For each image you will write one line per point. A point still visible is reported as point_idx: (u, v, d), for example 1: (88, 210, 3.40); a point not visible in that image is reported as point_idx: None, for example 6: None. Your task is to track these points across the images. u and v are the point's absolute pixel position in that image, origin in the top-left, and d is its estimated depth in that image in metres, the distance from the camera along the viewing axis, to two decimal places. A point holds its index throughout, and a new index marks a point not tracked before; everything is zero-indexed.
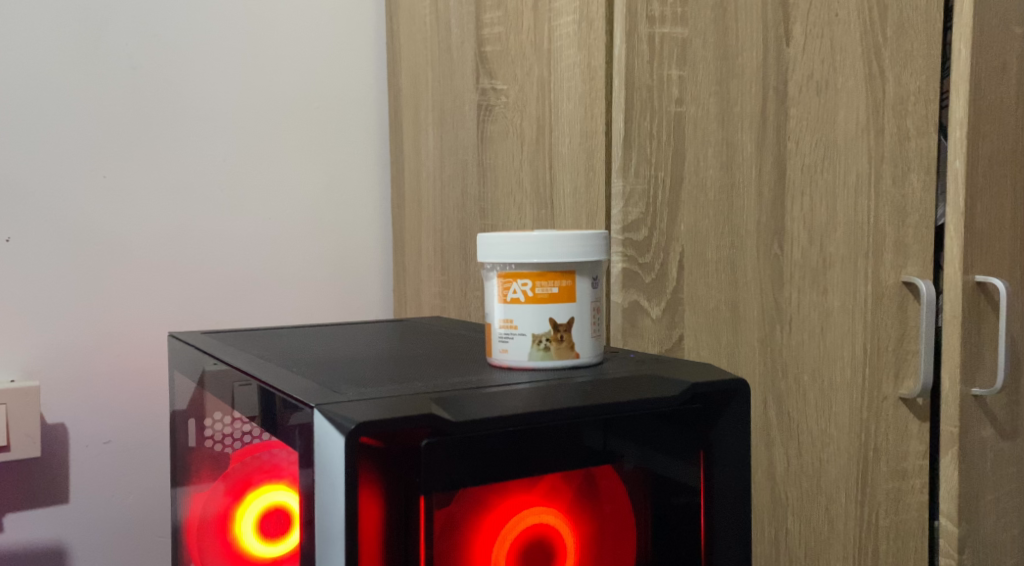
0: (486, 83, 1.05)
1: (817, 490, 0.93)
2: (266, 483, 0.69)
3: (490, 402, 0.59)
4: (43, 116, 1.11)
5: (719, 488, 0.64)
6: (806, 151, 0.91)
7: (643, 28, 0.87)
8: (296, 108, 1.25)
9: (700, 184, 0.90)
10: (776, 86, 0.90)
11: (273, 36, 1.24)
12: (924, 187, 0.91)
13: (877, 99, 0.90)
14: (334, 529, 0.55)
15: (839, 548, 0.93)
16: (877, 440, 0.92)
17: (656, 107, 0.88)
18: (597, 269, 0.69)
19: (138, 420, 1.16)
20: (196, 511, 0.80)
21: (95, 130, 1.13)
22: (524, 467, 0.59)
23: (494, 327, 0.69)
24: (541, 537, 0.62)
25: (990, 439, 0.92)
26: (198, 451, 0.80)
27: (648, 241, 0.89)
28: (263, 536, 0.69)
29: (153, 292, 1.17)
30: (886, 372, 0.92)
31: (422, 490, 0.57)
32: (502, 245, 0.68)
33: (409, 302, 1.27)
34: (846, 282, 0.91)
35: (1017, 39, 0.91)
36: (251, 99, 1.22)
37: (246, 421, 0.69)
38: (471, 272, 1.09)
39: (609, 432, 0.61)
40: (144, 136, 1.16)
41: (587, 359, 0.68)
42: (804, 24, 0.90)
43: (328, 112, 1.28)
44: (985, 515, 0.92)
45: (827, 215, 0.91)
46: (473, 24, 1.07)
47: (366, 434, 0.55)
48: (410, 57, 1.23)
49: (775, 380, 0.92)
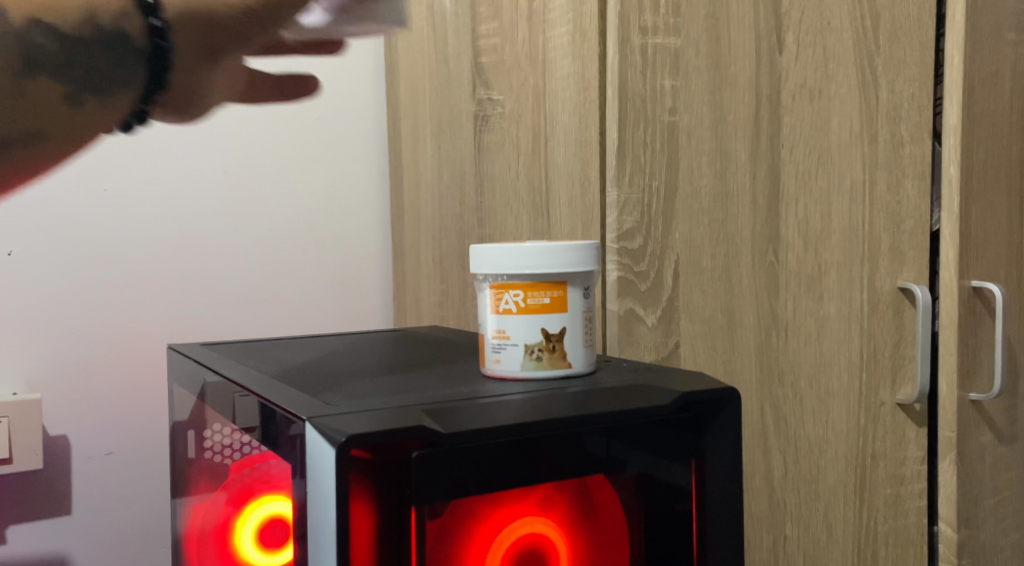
0: (483, 94, 1.06)
1: (815, 497, 0.92)
2: (264, 494, 0.69)
3: (483, 413, 0.60)
4: None
5: (711, 498, 0.65)
6: (801, 158, 0.91)
7: (636, 39, 0.88)
8: (297, 118, 1.27)
9: (694, 193, 0.92)
10: (769, 94, 0.90)
11: None
12: (918, 194, 0.91)
13: (870, 108, 0.89)
14: (325, 539, 0.55)
15: (838, 554, 0.92)
16: (875, 445, 0.91)
17: (650, 116, 0.90)
18: (588, 280, 0.70)
19: (139, 431, 1.17)
20: (196, 522, 0.81)
21: None
22: (518, 476, 0.60)
23: (487, 338, 0.70)
24: (534, 545, 0.63)
25: (989, 444, 0.92)
26: (198, 463, 0.81)
27: (643, 250, 0.91)
28: (262, 546, 0.70)
29: (154, 305, 1.18)
30: (883, 379, 0.91)
31: (414, 502, 0.57)
32: (494, 256, 0.68)
33: (409, 312, 1.28)
34: (843, 289, 0.91)
35: (1009, 46, 0.91)
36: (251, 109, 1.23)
37: (243, 433, 0.69)
38: (468, 280, 1.09)
39: (607, 440, 0.62)
40: (144, 148, 1.17)
41: (580, 369, 0.69)
42: (796, 32, 0.90)
43: (330, 123, 1.29)
44: (985, 520, 0.92)
45: (823, 222, 0.91)
46: (469, 35, 1.08)
47: (357, 446, 0.55)
48: (407, 66, 1.24)
49: (771, 387, 0.92)
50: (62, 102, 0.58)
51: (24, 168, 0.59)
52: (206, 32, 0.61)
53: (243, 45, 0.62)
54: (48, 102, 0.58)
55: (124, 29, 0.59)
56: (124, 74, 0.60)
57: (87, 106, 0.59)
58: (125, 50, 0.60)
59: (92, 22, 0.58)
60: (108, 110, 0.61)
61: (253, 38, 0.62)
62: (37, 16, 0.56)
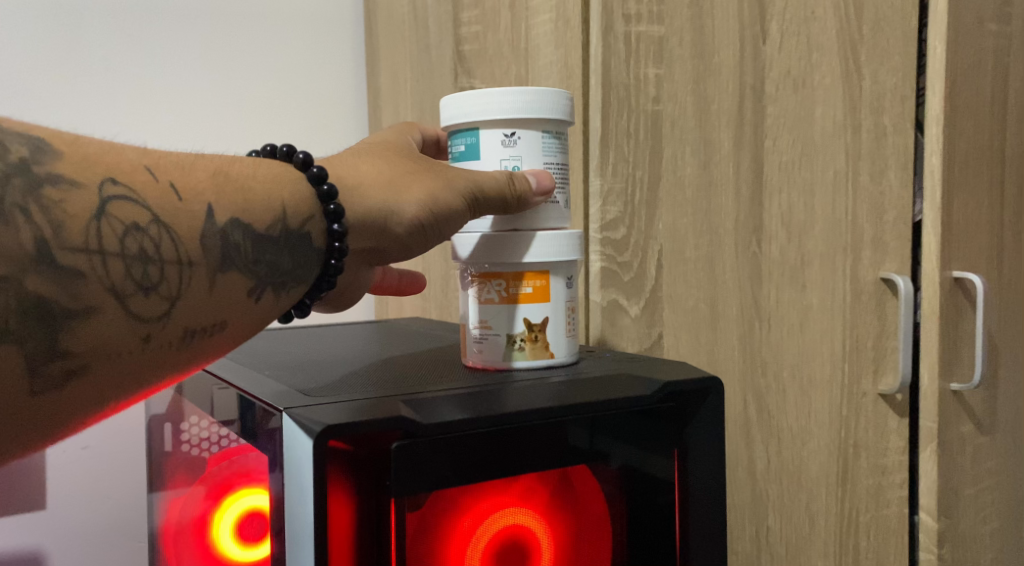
0: (465, 82, 1.05)
1: (798, 487, 0.91)
2: (243, 488, 0.68)
3: (465, 402, 0.60)
4: (17, 105, 1.16)
5: (694, 485, 0.65)
6: (784, 148, 0.89)
7: (619, 27, 0.87)
8: (280, 97, 1.32)
9: (678, 183, 0.91)
10: (753, 84, 0.89)
11: (257, 31, 1.30)
12: (902, 184, 0.88)
13: (853, 97, 0.88)
14: (303, 530, 0.54)
15: (820, 545, 0.91)
16: (857, 435, 0.90)
17: (633, 106, 0.89)
18: (571, 270, 0.71)
19: (114, 422, 1.18)
20: (173, 517, 0.80)
21: (66, 120, 1.19)
22: (502, 467, 0.59)
23: (470, 329, 0.71)
24: (516, 537, 0.63)
25: (970, 434, 0.91)
26: (173, 456, 0.80)
27: (627, 240, 0.90)
28: (240, 539, 0.70)
29: None
30: (865, 365, 0.90)
31: (393, 495, 0.56)
32: (476, 246, 0.70)
33: (391, 304, 1.27)
34: (825, 280, 0.89)
35: (992, 36, 0.89)
36: (232, 89, 1.29)
37: (222, 425, 0.68)
38: (450, 271, 1.07)
39: (594, 431, 0.62)
40: (113, 124, 1.22)
41: (562, 358, 0.71)
42: (781, 22, 0.88)
43: (309, 98, 1.35)
44: (965, 509, 0.91)
45: (806, 213, 0.90)
46: (452, 23, 1.07)
47: (335, 437, 0.55)
48: (389, 55, 1.25)
49: (754, 376, 0.92)
50: (243, 294, 0.60)
51: (196, 357, 0.59)
52: (379, 238, 0.67)
53: (410, 251, 0.69)
54: (236, 296, 0.60)
55: (308, 233, 0.64)
56: (301, 271, 0.63)
57: (264, 298, 0.62)
58: (306, 249, 0.64)
59: (284, 224, 0.62)
60: (282, 301, 0.63)
61: (422, 245, 0.69)
62: (236, 216, 0.60)
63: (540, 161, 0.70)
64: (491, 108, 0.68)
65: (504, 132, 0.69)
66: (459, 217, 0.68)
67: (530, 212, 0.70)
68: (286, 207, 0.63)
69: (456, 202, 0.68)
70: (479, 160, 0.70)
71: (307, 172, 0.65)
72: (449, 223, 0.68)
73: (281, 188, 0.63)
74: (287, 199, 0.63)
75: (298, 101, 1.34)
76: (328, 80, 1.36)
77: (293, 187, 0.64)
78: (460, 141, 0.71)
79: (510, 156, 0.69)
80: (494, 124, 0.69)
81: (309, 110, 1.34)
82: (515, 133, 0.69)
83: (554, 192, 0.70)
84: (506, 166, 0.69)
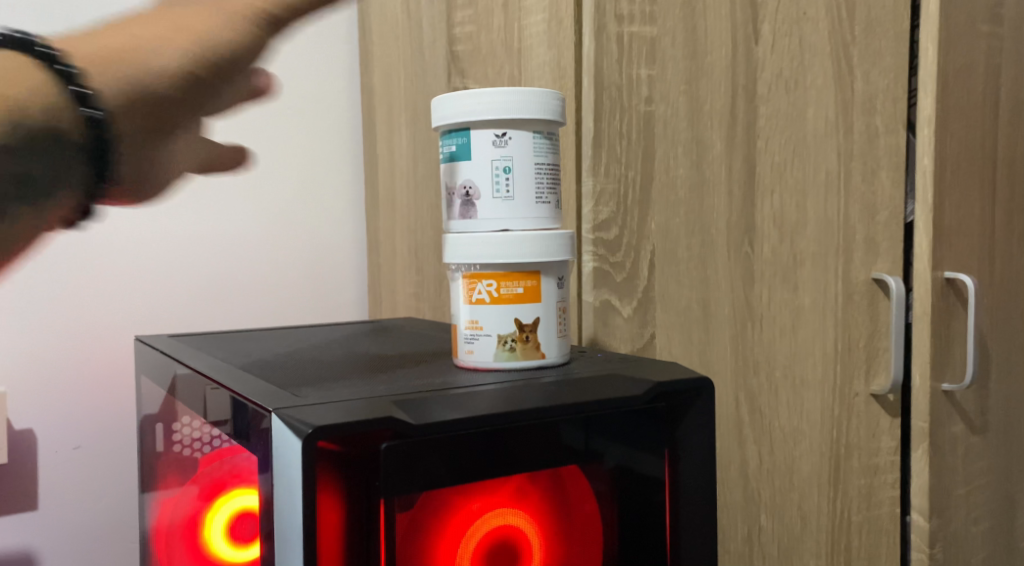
0: (458, 82, 1.05)
1: (790, 487, 0.91)
2: (234, 490, 0.68)
3: (456, 402, 0.60)
4: None
5: (685, 485, 0.66)
6: (776, 149, 0.89)
7: (612, 27, 0.87)
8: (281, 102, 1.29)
9: (670, 183, 0.90)
10: (745, 85, 0.89)
11: None
12: (893, 184, 0.90)
13: (846, 99, 0.88)
14: (293, 532, 0.55)
15: (812, 545, 0.91)
16: (848, 436, 0.91)
17: (625, 105, 0.88)
18: (562, 270, 0.71)
19: (106, 424, 1.18)
20: (164, 518, 0.80)
21: None
22: (494, 468, 0.59)
23: (460, 328, 0.71)
24: (506, 537, 0.63)
25: (961, 434, 0.91)
26: (165, 457, 0.81)
27: (618, 240, 0.89)
28: (229, 539, 0.69)
29: (119, 299, 1.19)
30: (856, 369, 0.90)
31: (384, 494, 0.57)
32: (467, 245, 0.69)
33: (384, 304, 1.28)
34: (816, 280, 0.90)
35: (983, 38, 0.90)
36: None
37: (214, 426, 0.68)
38: (442, 270, 1.08)
39: (587, 431, 0.62)
40: None
41: (553, 359, 0.71)
42: (772, 23, 0.88)
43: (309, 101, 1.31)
44: (956, 509, 0.91)
45: (798, 213, 0.90)
46: (445, 23, 1.07)
47: (325, 438, 0.55)
48: (382, 55, 1.25)
49: (747, 376, 0.91)
50: None
51: None
52: (148, 104, 0.59)
53: (195, 106, 0.61)
54: None
55: (59, 128, 0.55)
56: (56, 168, 0.56)
57: (19, 213, 0.55)
58: (59, 147, 0.56)
59: (24, 124, 0.54)
60: (37, 204, 0.56)
61: (207, 102, 0.62)
62: None
63: (531, 160, 0.70)
64: (483, 108, 0.68)
65: (495, 133, 0.69)
66: (249, 52, 0.62)
67: (523, 212, 0.69)
68: (24, 106, 0.54)
69: (246, 31, 0.61)
70: (471, 161, 0.70)
71: (33, 55, 0.55)
72: (237, 59, 0.61)
73: (14, 88, 0.54)
74: (21, 100, 0.54)
75: (294, 104, 1.30)
76: (327, 83, 1.32)
77: (22, 77, 0.55)
78: (451, 141, 0.71)
79: (501, 156, 0.69)
80: (486, 125, 0.69)
81: (308, 114, 1.31)
82: (506, 133, 0.69)
83: (545, 193, 0.70)
84: (498, 167, 0.69)
